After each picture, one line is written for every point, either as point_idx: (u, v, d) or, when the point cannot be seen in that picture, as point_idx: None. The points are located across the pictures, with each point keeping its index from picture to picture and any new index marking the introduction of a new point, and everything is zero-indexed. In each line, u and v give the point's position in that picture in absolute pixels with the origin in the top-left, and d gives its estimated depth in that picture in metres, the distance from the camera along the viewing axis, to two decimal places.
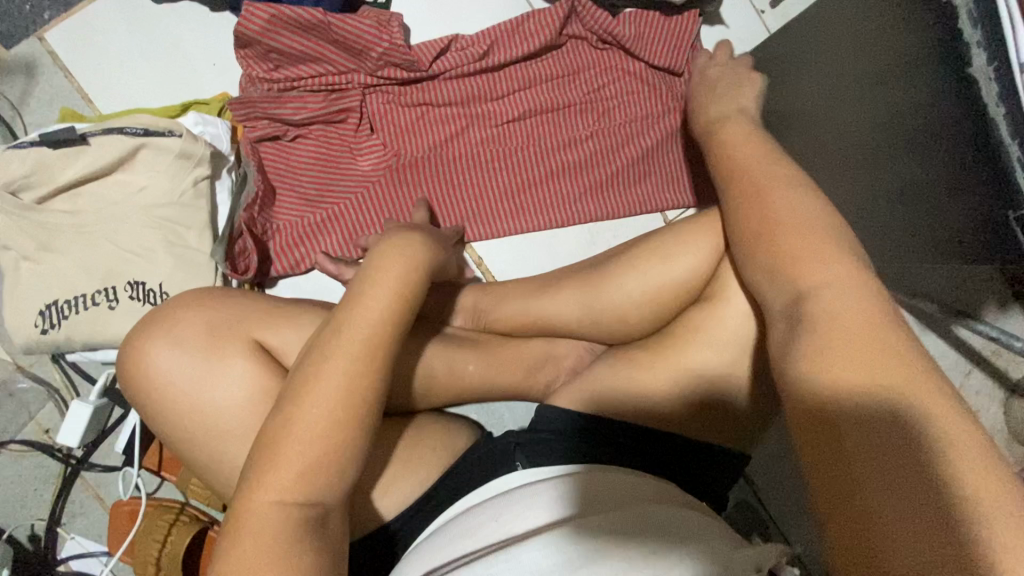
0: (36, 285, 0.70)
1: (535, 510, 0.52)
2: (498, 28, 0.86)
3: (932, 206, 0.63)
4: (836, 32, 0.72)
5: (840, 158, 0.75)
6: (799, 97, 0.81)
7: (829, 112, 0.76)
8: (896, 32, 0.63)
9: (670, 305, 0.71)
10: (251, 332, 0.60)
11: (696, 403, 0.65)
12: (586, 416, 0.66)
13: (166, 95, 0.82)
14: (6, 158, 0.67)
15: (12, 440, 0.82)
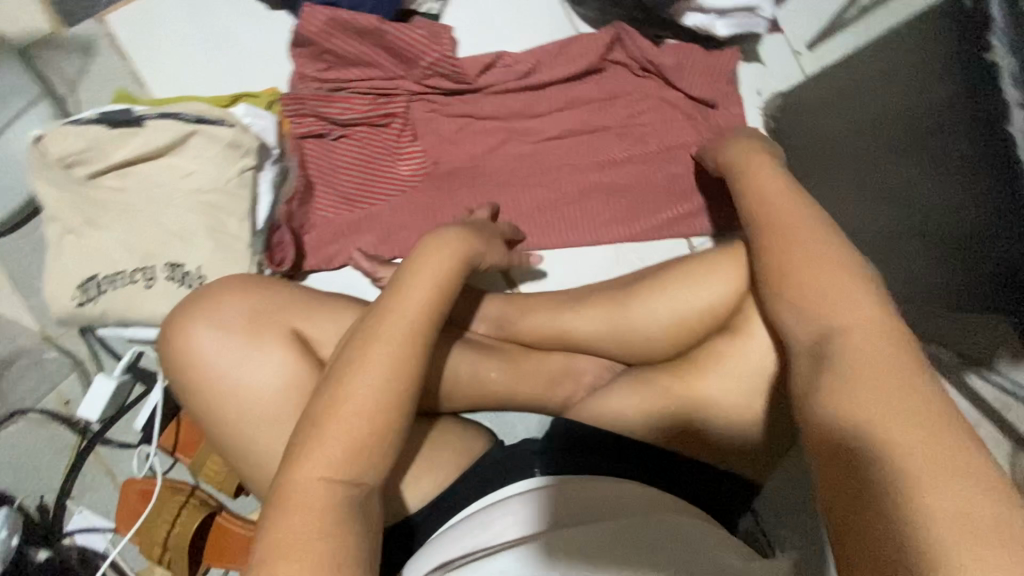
0: (78, 259, 0.71)
1: (518, 522, 0.51)
2: (544, 48, 0.89)
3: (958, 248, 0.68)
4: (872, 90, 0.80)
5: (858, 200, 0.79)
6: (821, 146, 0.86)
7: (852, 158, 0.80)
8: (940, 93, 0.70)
9: (695, 331, 0.72)
10: (290, 323, 0.61)
11: (715, 430, 0.67)
12: (607, 433, 0.67)
13: (217, 83, 0.84)
14: (64, 132, 0.69)
15: (33, 408, 0.83)
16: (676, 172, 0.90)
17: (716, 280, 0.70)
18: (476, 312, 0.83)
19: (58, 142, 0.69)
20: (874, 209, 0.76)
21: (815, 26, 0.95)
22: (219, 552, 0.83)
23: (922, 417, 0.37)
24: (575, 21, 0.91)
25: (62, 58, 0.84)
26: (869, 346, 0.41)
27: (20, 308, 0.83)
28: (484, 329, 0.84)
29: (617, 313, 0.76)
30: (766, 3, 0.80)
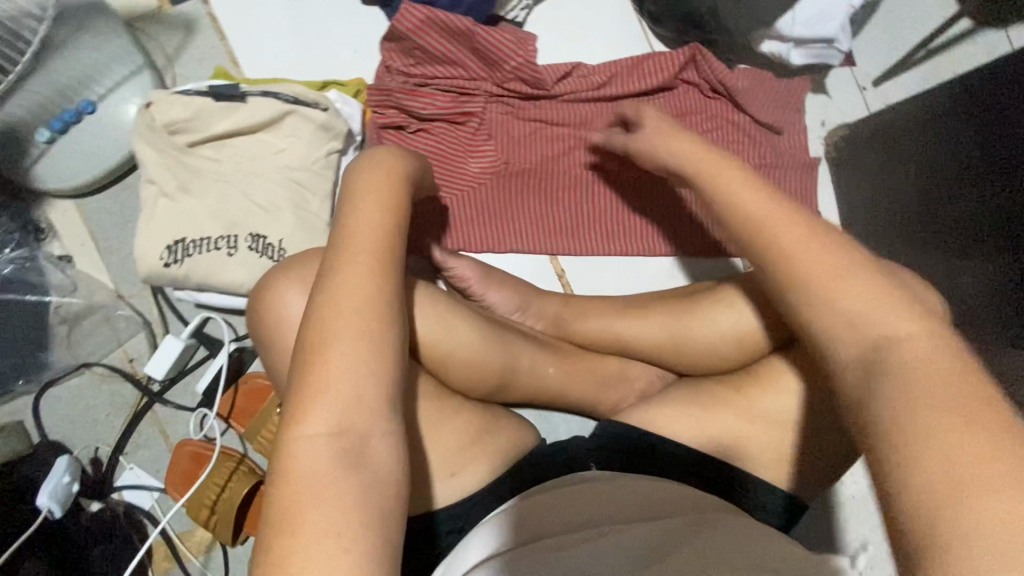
0: (168, 221, 0.74)
1: (486, 539, 0.55)
2: (619, 63, 0.92)
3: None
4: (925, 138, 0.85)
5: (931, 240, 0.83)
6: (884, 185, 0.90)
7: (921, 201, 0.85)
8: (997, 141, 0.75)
9: (755, 345, 0.74)
10: None
11: (770, 446, 0.68)
12: (666, 438, 0.68)
13: (308, 70, 0.88)
14: (172, 101, 0.73)
15: (98, 363, 0.86)
16: None
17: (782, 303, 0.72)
18: (534, 309, 0.85)
19: (166, 109, 0.73)
20: (935, 223, 0.83)
21: (884, 63, 0.98)
22: (261, 521, 0.85)
23: (968, 406, 0.37)
24: (652, 39, 0.94)
25: (165, 33, 0.88)
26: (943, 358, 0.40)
27: (99, 265, 0.86)
28: (541, 327, 0.85)
29: (677, 323, 0.78)
30: (843, 37, 0.83)
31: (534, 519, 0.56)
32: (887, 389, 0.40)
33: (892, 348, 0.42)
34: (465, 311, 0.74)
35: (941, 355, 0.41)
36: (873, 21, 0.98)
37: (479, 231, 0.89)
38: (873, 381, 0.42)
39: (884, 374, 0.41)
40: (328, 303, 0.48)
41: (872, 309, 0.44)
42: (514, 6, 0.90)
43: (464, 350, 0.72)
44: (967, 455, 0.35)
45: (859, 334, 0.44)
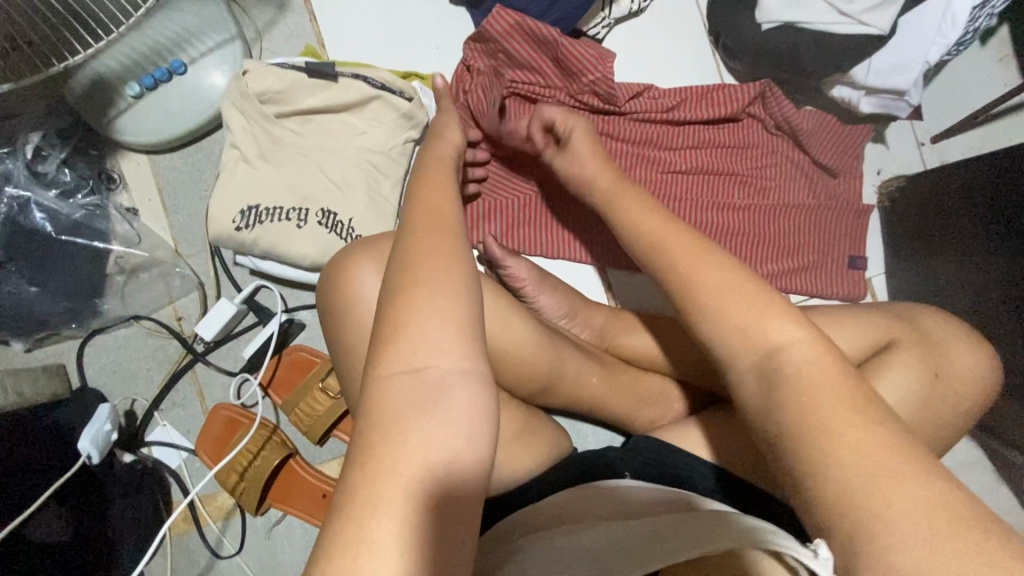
0: (245, 187, 0.76)
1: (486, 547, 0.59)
2: (690, 89, 0.94)
3: None
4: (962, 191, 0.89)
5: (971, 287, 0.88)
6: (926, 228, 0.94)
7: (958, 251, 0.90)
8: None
9: None
10: None
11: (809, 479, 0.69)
12: (705, 461, 0.69)
13: (391, 60, 0.91)
14: (266, 72, 0.75)
15: (148, 317, 0.87)
16: (787, 228, 0.94)
17: (844, 337, 0.70)
18: (581, 318, 0.86)
19: (260, 79, 0.75)
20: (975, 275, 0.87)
21: (943, 122, 1.00)
22: (286, 494, 0.85)
23: (839, 399, 0.42)
24: (723, 71, 0.97)
25: (257, 7, 0.91)
26: (805, 359, 0.45)
27: (163, 222, 0.88)
28: (586, 336, 0.86)
29: None
30: (915, 91, 0.84)
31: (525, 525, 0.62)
32: (784, 408, 0.44)
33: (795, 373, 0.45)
34: (522, 311, 0.75)
35: (824, 359, 0.45)
36: (937, 80, 1.01)
37: (536, 234, 0.92)
38: (767, 393, 0.46)
39: (779, 383, 0.45)
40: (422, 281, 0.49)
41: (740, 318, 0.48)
42: (596, 23, 0.92)
43: (517, 347, 0.72)
44: (891, 477, 0.38)
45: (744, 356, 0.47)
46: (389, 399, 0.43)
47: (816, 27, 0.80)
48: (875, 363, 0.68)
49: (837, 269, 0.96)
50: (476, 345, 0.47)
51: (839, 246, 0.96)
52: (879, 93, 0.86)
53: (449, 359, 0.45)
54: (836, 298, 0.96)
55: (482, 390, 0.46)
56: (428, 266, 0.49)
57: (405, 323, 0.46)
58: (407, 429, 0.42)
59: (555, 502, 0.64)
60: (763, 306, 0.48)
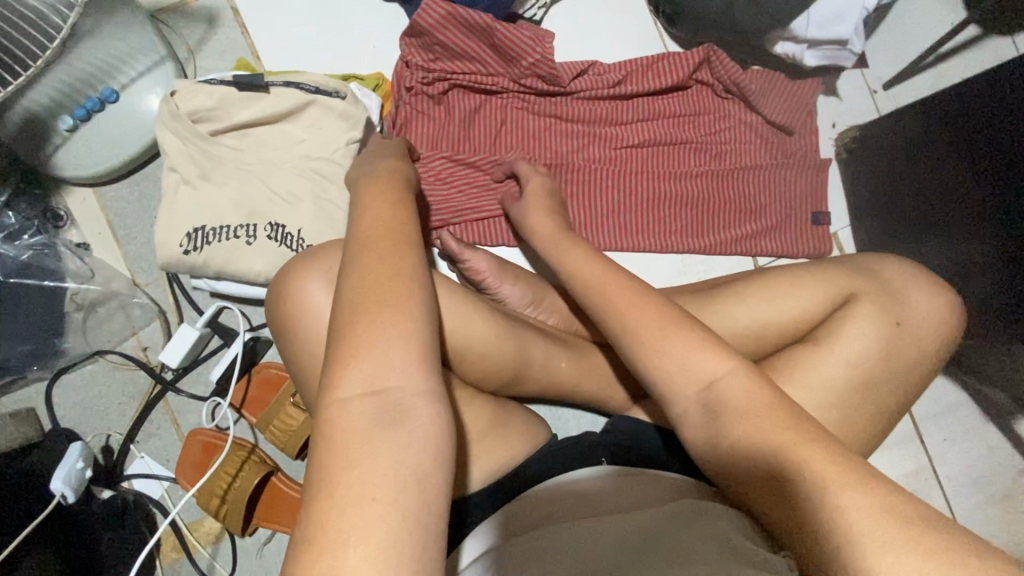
0: (189, 209, 0.75)
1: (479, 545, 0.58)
2: (635, 61, 0.93)
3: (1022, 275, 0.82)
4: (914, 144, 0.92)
5: (917, 232, 0.91)
6: (872, 178, 0.96)
7: (908, 196, 0.92)
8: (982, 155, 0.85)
9: (775, 338, 0.71)
10: None
11: None
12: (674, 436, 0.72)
13: (328, 66, 0.89)
14: (195, 90, 0.74)
15: (112, 351, 0.86)
16: (746, 191, 0.93)
17: (803, 296, 0.70)
18: (547, 304, 0.85)
19: (189, 98, 0.74)
20: (925, 220, 0.91)
21: (893, 68, 1.00)
22: (272, 512, 0.84)
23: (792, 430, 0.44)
24: (666, 39, 0.96)
25: (186, 25, 0.89)
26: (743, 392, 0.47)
27: (116, 254, 0.87)
28: (554, 321, 0.86)
29: None
30: (857, 39, 0.83)
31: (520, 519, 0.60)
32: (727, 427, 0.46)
33: (716, 389, 0.47)
34: (482, 304, 0.74)
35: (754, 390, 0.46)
36: (883, 25, 1.00)
37: (495, 223, 0.91)
38: (709, 406, 0.47)
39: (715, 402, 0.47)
40: (359, 282, 0.48)
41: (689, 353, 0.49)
42: (532, 5, 0.91)
43: (479, 339, 0.72)
44: (850, 482, 0.40)
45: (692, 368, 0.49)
46: (341, 420, 0.43)
47: None
48: (835, 315, 0.68)
49: (801, 227, 0.95)
50: (417, 342, 0.46)
51: (801, 203, 0.95)
52: (823, 45, 0.84)
53: (387, 358, 0.45)
54: (803, 256, 0.95)
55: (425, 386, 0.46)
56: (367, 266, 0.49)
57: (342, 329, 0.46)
58: (357, 449, 0.42)
59: (543, 496, 0.63)
60: (664, 323, 0.51)
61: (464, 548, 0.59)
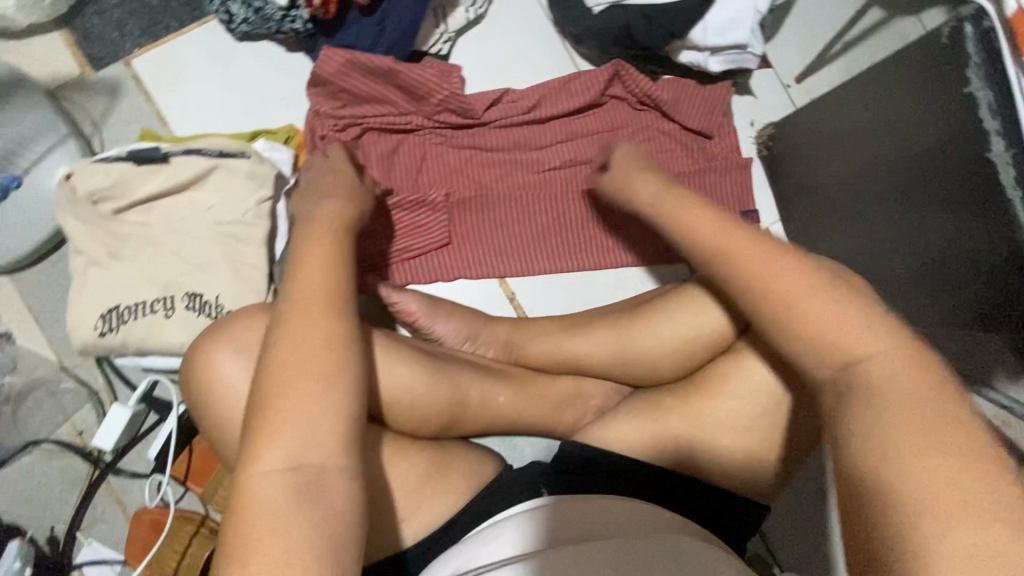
0: (100, 290, 0.73)
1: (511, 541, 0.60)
2: (547, 85, 0.93)
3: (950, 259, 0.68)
4: (855, 108, 0.80)
5: (862, 210, 0.82)
6: (822, 153, 0.88)
7: (854, 168, 0.82)
8: (907, 114, 0.70)
9: None
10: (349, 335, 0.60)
11: (697, 455, 0.75)
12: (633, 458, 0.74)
13: (238, 125, 0.89)
14: (92, 170, 0.73)
15: (45, 439, 0.84)
16: None
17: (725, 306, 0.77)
18: (484, 338, 0.86)
19: (88, 179, 0.73)
20: (869, 196, 0.80)
21: (804, 61, 1.01)
22: None
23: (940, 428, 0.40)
24: (576, 59, 0.96)
25: (88, 98, 0.87)
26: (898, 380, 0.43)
27: (39, 339, 0.84)
28: (493, 354, 0.87)
29: (622, 342, 0.82)
30: (755, 42, 0.84)
31: (568, 523, 0.62)
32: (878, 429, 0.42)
33: (859, 369, 0.45)
34: (410, 352, 0.75)
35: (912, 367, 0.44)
36: (790, 20, 1.01)
37: (427, 262, 0.91)
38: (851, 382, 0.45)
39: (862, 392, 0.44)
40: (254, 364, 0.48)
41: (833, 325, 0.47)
42: (436, 40, 0.90)
43: (409, 387, 0.72)
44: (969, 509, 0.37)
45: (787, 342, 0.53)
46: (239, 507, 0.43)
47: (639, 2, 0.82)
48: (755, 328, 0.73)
49: None
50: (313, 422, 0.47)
51: (731, 203, 0.95)
52: (725, 51, 0.85)
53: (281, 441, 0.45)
54: None
55: (324, 459, 0.46)
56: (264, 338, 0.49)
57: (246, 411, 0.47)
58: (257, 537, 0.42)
59: (592, 504, 0.64)
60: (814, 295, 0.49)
61: (500, 530, 0.62)
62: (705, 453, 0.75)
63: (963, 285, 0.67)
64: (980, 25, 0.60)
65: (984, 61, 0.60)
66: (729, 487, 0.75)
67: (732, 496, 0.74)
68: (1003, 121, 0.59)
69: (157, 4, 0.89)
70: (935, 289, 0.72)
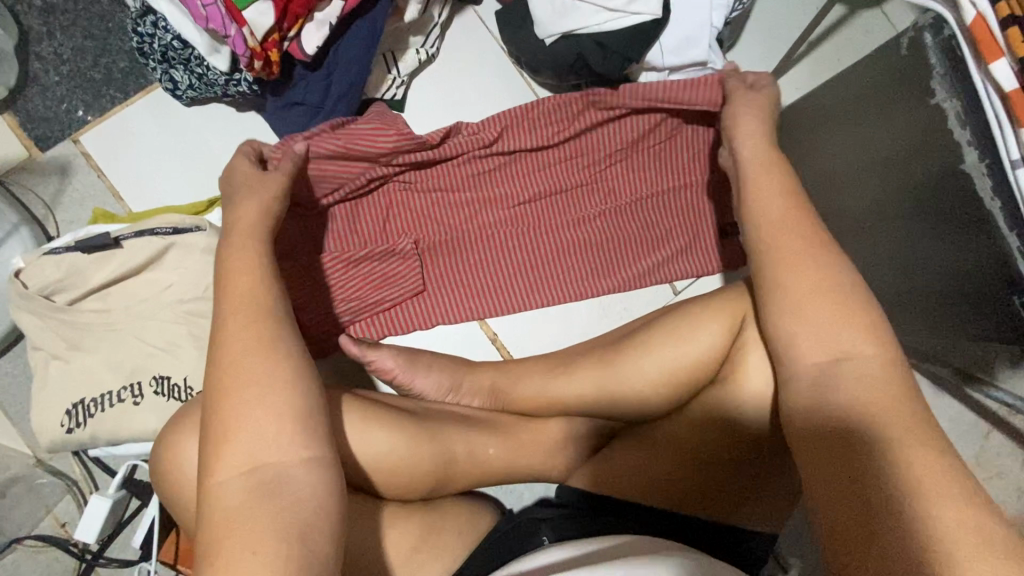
0: (64, 384, 0.71)
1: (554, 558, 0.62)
2: (509, 113, 0.85)
3: (941, 267, 0.66)
4: (838, 112, 0.78)
5: (849, 215, 0.80)
6: (811, 156, 0.85)
7: (840, 171, 0.79)
8: (885, 122, 0.67)
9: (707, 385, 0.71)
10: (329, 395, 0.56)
11: (697, 489, 0.73)
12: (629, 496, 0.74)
13: (195, 192, 0.86)
14: (41, 263, 0.70)
15: (28, 535, 0.81)
16: (649, 221, 0.90)
17: (705, 332, 0.74)
18: (468, 386, 0.84)
19: (37, 273, 0.70)
20: (854, 202, 0.78)
21: (769, 64, 0.98)
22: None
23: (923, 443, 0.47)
24: (534, 88, 0.94)
25: (38, 180, 0.85)
26: (889, 405, 0.49)
27: (11, 434, 0.82)
28: (478, 402, 0.84)
29: (607, 379, 0.79)
30: (714, 57, 0.81)
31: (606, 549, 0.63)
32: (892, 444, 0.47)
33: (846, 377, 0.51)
34: (390, 415, 0.72)
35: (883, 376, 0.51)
36: (751, 24, 0.98)
37: (403, 312, 0.89)
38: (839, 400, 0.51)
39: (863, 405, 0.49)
40: (211, 472, 0.46)
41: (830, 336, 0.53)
42: (389, 86, 0.88)
43: (391, 453, 0.69)
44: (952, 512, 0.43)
45: (823, 346, 0.53)
46: None
47: (589, 31, 0.79)
48: (737, 356, 0.71)
49: (711, 241, 0.91)
50: (280, 482, 0.46)
51: (709, 216, 0.90)
52: (685, 69, 0.83)
53: (242, 553, 0.42)
54: (721, 269, 0.92)
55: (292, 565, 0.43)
56: (222, 440, 0.47)
57: (213, 520, 0.45)
58: None
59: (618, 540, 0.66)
60: (817, 310, 0.54)
61: (541, 557, 0.64)
62: (708, 487, 0.73)
63: (954, 293, 0.66)
64: (940, 35, 0.57)
65: (949, 70, 0.57)
66: (737, 520, 0.73)
67: (736, 528, 0.73)
68: (974, 130, 0.56)
69: (100, 77, 0.86)
70: (929, 295, 0.70)
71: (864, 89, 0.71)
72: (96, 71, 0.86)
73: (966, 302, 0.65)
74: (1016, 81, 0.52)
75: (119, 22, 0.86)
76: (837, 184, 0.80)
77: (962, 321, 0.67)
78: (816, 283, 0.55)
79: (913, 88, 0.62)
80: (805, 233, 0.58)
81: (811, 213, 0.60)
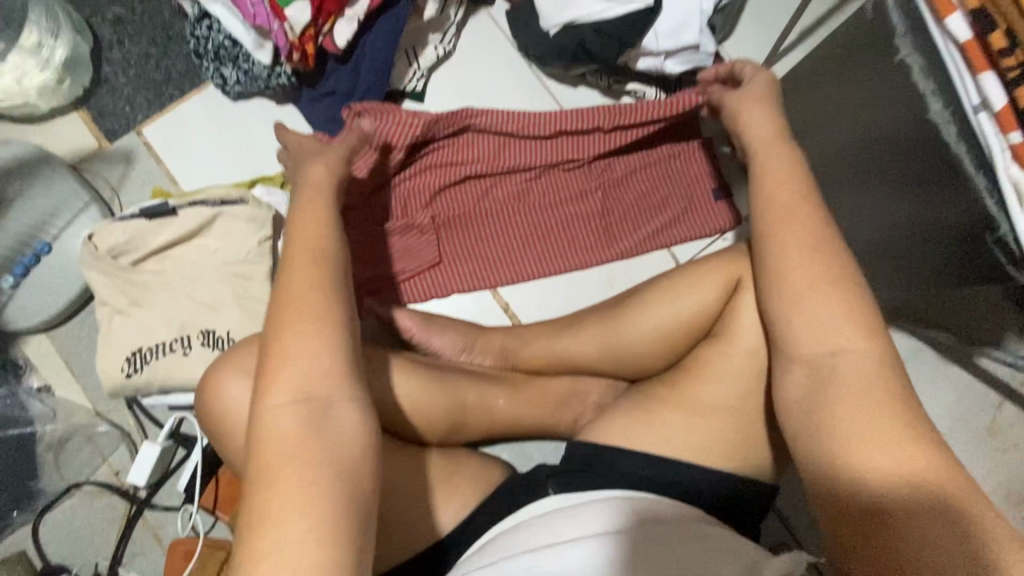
0: (124, 335, 0.81)
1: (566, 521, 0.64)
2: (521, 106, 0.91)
3: (924, 214, 0.70)
4: (821, 79, 0.82)
5: (844, 177, 0.83)
6: (807, 123, 0.88)
7: (832, 136, 0.83)
8: (861, 85, 0.73)
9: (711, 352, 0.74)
10: None
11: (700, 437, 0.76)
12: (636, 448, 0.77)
13: (237, 175, 0.97)
14: (111, 228, 0.81)
15: (85, 481, 0.90)
16: (644, 195, 0.97)
17: (700, 287, 0.79)
18: (480, 346, 0.90)
19: (107, 236, 0.81)
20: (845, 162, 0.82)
21: (763, 51, 1.04)
22: None
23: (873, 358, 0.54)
24: (542, 77, 1.02)
25: (106, 166, 0.97)
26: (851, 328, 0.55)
27: (76, 389, 0.92)
28: (490, 361, 0.91)
29: (610, 337, 0.85)
30: (705, 40, 0.89)
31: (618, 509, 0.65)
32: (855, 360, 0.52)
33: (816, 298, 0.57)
34: (408, 364, 0.79)
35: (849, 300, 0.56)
36: (746, 16, 1.05)
37: (421, 282, 0.96)
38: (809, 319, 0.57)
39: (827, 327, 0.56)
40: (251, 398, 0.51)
41: (804, 266, 0.58)
42: (410, 78, 0.98)
43: (409, 395, 0.76)
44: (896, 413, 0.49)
45: (802, 273, 0.58)
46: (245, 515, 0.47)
47: (589, 19, 0.87)
48: (727, 309, 0.76)
49: (705, 208, 0.98)
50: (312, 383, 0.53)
51: (698, 185, 0.98)
52: (679, 53, 0.90)
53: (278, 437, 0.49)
54: (714, 233, 0.99)
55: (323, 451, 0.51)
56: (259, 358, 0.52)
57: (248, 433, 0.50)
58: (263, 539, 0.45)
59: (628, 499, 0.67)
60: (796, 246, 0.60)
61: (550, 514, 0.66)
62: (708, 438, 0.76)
63: (939, 238, 0.69)
64: None
65: (909, 27, 0.63)
66: (733, 467, 0.74)
67: (734, 475, 0.73)
68: (937, 80, 0.61)
69: (161, 77, 0.99)
70: (919, 245, 0.74)
71: (839, 54, 0.77)
72: (157, 73, 0.99)
73: (946, 243, 0.68)
74: (969, 31, 0.56)
75: (178, 31, 0.99)
76: (825, 146, 0.85)
77: (952, 268, 0.70)
78: (796, 221, 0.61)
79: (883, 46, 0.67)
80: (783, 177, 0.63)
81: (787, 163, 0.65)
